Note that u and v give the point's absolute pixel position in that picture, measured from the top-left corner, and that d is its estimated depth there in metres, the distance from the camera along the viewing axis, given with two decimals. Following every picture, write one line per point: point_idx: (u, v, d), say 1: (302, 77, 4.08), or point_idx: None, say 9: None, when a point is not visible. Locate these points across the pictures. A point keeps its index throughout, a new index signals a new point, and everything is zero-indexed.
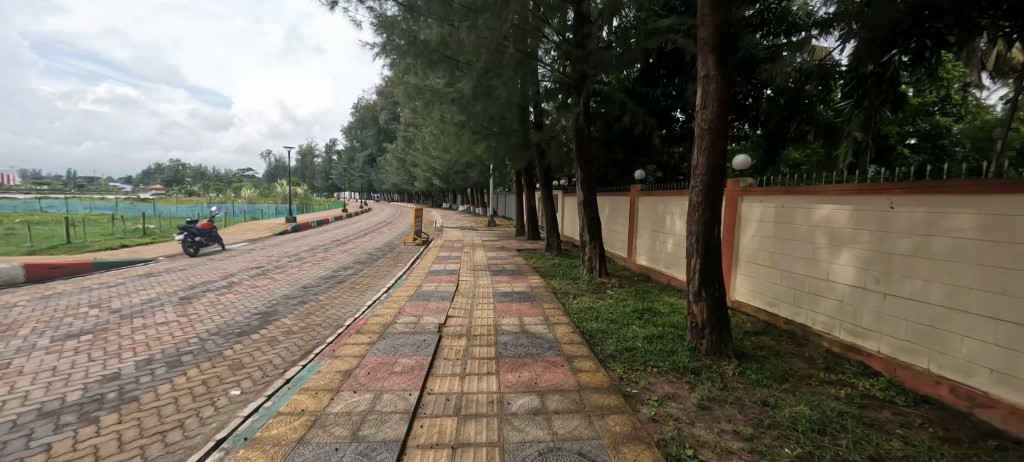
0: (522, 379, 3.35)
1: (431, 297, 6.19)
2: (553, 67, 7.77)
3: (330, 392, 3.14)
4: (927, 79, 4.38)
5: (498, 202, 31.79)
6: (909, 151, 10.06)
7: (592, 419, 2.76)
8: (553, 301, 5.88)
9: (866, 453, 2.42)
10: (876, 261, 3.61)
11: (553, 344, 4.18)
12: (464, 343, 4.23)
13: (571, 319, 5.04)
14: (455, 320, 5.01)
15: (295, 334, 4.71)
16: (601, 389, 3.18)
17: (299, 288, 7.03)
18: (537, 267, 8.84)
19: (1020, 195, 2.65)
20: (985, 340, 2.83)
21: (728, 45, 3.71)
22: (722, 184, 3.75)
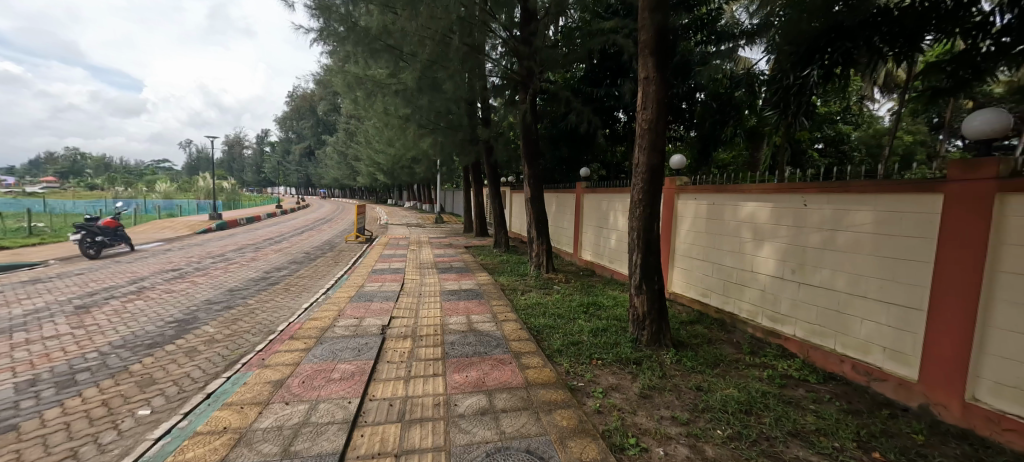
0: (469, 379, 3.36)
1: (374, 297, 6.04)
2: (499, 63, 7.81)
3: (258, 405, 2.98)
4: (836, 93, 4.83)
5: (444, 198, 31.44)
6: (818, 156, 11.11)
7: (540, 415, 2.83)
8: (500, 298, 5.93)
9: (786, 428, 2.67)
10: (792, 253, 3.98)
11: (502, 341, 4.22)
12: (409, 344, 4.16)
13: (519, 315, 5.12)
14: (399, 321, 4.91)
15: (218, 343, 4.41)
16: (548, 385, 3.26)
17: (224, 292, 6.57)
18: (485, 264, 8.86)
19: (908, 194, 3.03)
20: (880, 322, 3.21)
21: (666, 48, 3.90)
22: (661, 182, 3.95)
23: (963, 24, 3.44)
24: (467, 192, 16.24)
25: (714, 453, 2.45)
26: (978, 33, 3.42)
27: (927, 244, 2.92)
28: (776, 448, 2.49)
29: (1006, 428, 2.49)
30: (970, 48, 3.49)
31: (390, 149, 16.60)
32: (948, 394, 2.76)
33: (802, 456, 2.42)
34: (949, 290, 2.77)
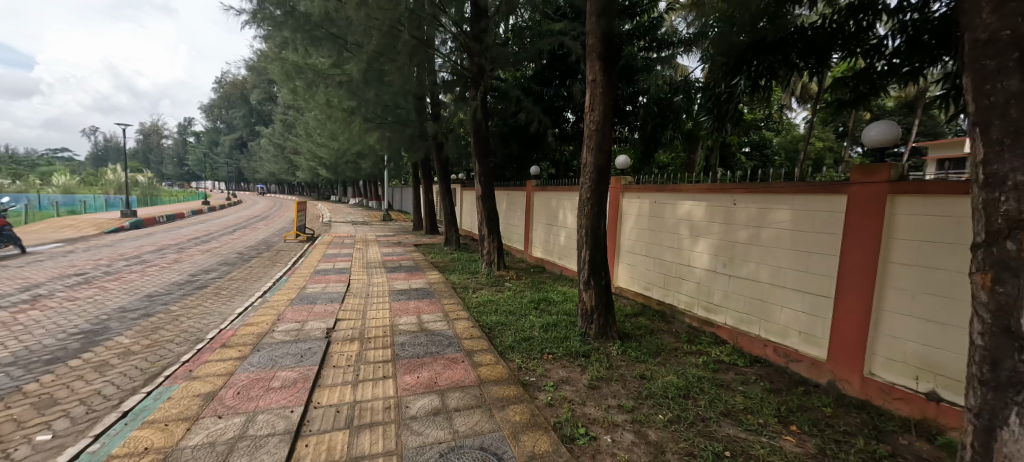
0: (421, 380, 3.38)
1: (317, 299, 5.85)
2: (449, 58, 7.78)
3: (185, 421, 2.83)
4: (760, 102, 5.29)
5: (393, 196, 30.75)
6: (745, 159, 12.02)
7: (493, 412, 2.91)
8: (451, 296, 5.95)
9: (719, 409, 2.92)
10: (723, 248, 4.32)
11: (453, 340, 4.26)
12: (356, 347, 4.09)
13: (471, 312, 5.18)
14: (345, 323, 4.81)
15: (136, 355, 4.11)
16: (500, 381, 3.34)
17: (143, 298, 6.09)
18: (436, 262, 8.82)
19: (819, 194, 3.41)
20: (796, 308, 3.59)
21: (612, 52, 4.09)
22: (607, 181, 4.16)
23: (864, 44, 3.93)
24: (415, 189, 15.99)
25: (656, 436, 2.64)
26: (875, 53, 3.90)
27: (835, 239, 3.30)
28: (710, 427, 2.72)
29: (895, 397, 2.89)
30: (868, 67, 3.97)
31: (334, 144, 15.98)
32: (851, 370, 3.15)
33: (732, 433, 2.67)
34: (852, 279, 3.16)
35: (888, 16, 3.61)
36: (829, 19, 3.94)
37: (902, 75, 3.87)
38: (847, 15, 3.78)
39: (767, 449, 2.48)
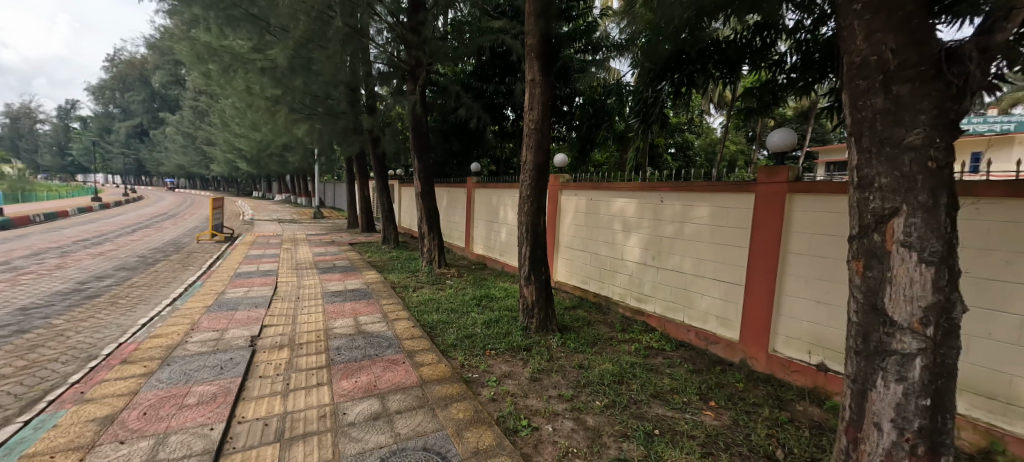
0: (359, 384, 3.33)
1: (239, 306, 5.48)
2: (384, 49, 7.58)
3: (79, 450, 2.55)
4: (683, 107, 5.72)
5: (324, 192, 29.34)
6: (671, 159, 12.89)
7: (436, 411, 2.95)
8: (391, 296, 5.86)
9: (649, 391, 3.16)
10: (652, 242, 4.65)
11: (393, 341, 4.22)
12: (285, 355, 3.93)
13: (412, 312, 5.14)
14: (272, 330, 4.59)
15: (9, 378, 3.61)
16: (444, 380, 3.38)
17: (17, 313, 5.33)
18: (373, 262, 8.59)
19: (733, 193, 3.79)
20: (715, 296, 3.97)
21: (550, 53, 4.22)
22: (546, 179, 4.31)
23: (768, 58, 4.38)
24: (350, 186, 15.40)
25: (594, 421, 2.81)
26: (777, 67, 4.36)
27: (746, 233, 3.70)
28: (641, 409, 2.94)
29: (794, 370, 3.32)
30: (771, 80, 4.47)
31: (258, 136, 14.92)
32: (759, 349, 3.57)
33: (661, 412, 2.91)
34: (760, 268, 3.57)
35: (788, 35, 4.06)
36: (739, 35, 4.34)
37: (797, 88, 4.31)
38: (755, 32, 4.20)
39: (690, 424, 2.74)
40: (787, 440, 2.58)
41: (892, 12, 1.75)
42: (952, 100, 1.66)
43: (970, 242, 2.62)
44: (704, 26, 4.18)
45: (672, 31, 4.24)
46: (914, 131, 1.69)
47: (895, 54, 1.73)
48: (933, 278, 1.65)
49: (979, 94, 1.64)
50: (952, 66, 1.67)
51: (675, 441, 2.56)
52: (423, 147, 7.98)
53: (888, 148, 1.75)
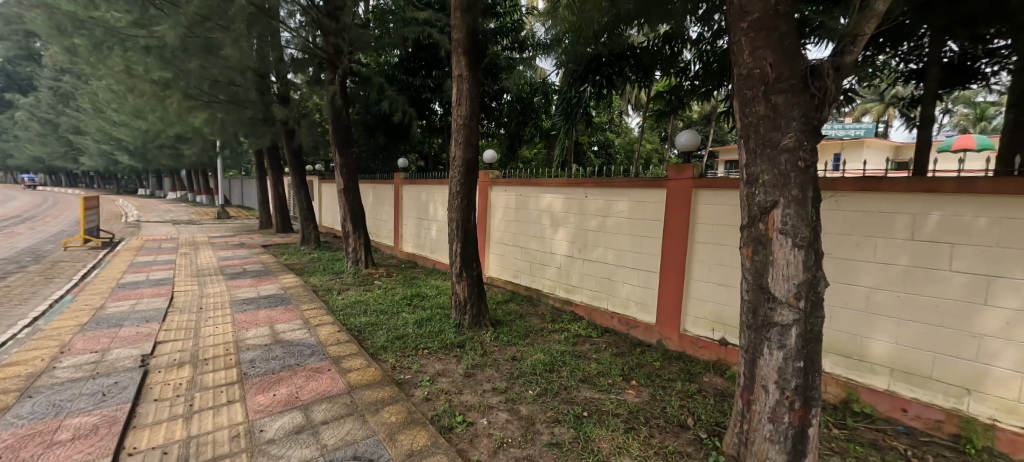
0: (278, 397, 3.15)
1: (124, 322, 4.85)
2: (298, 34, 7.10)
3: None
4: (605, 107, 6.05)
5: (231, 189, 26.89)
6: (594, 157, 13.66)
7: (366, 417, 2.89)
8: (312, 300, 5.61)
9: (578, 376, 3.36)
10: (577, 235, 4.92)
11: (316, 348, 4.05)
12: (187, 373, 3.57)
13: (336, 316, 4.95)
14: (171, 346, 4.14)
15: None
16: (374, 384, 3.33)
17: None
18: (290, 265, 8.08)
19: (648, 188, 4.14)
20: (635, 284, 4.31)
21: (477, 48, 4.27)
22: (475, 174, 4.37)
23: (675, 64, 4.78)
24: (261, 183, 14.26)
25: (527, 410, 2.93)
26: (683, 73, 4.81)
27: (660, 224, 4.05)
28: (571, 393, 3.11)
29: (702, 346, 3.72)
30: (679, 84, 4.93)
31: (145, 127, 13.19)
32: (672, 329, 3.95)
33: (589, 395, 3.10)
34: (673, 256, 3.94)
35: (692, 45, 4.46)
36: (651, 42, 4.67)
37: (700, 93, 4.90)
38: (664, 42, 4.50)
39: (614, 403, 2.95)
40: (697, 408, 2.89)
41: (769, 32, 2.02)
42: (814, 110, 1.98)
43: (832, 229, 3.11)
44: (621, 33, 4.47)
45: (591, 36, 4.45)
46: (788, 135, 1.98)
47: (772, 68, 2.01)
48: (803, 259, 1.97)
49: (835, 104, 1.98)
50: (814, 81, 1.99)
51: (601, 420, 2.74)
52: (346, 141, 7.61)
53: (769, 150, 2.03)
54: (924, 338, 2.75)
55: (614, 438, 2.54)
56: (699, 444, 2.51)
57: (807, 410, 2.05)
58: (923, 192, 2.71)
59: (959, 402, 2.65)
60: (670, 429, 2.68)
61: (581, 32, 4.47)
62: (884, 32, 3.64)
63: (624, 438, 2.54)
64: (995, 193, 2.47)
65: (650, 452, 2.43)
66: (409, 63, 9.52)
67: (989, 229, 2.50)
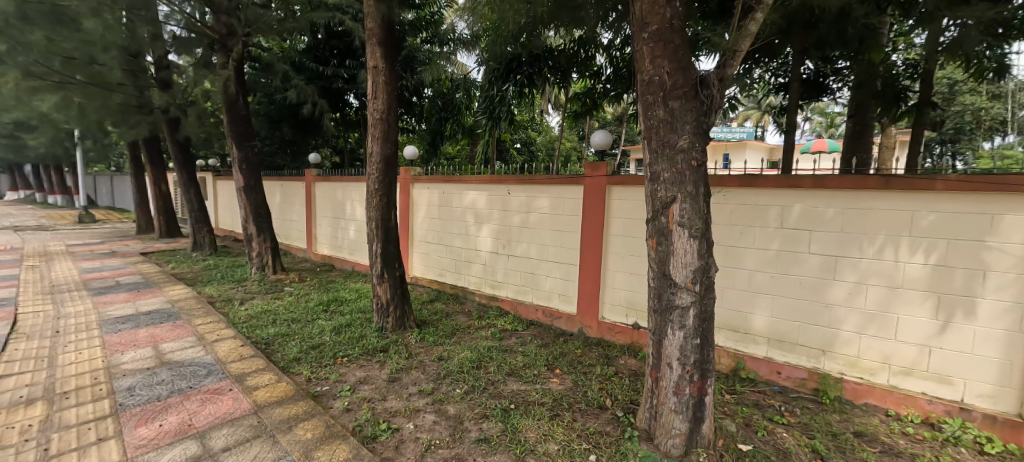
0: (166, 428, 2.69)
1: None
2: (179, 10, 6.30)
3: None
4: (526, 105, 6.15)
5: (99, 188, 23.25)
6: (516, 154, 13.96)
7: (277, 437, 2.61)
8: (208, 313, 5.06)
9: (505, 371, 3.45)
10: (501, 232, 5.03)
11: (214, 368, 3.57)
12: (41, 411, 2.91)
13: (238, 329, 4.48)
14: (15, 380, 3.38)
15: None
16: (285, 400, 3.03)
17: None
18: (180, 275, 7.20)
19: (566, 185, 4.36)
20: (557, 277, 4.52)
21: (392, 40, 4.12)
22: (394, 171, 4.22)
23: (590, 68, 5.04)
24: (139, 182, 12.45)
25: (455, 409, 2.91)
26: (596, 77, 5.10)
27: (578, 219, 4.29)
28: (498, 388, 3.18)
29: (617, 331, 4.03)
30: (593, 86, 5.21)
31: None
32: (591, 317, 4.23)
33: (516, 388, 3.20)
34: (590, 249, 4.19)
35: (604, 51, 4.66)
36: (567, 44, 4.82)
37: (611, 95, 5.24)
38: (579, 46, 4.69)
39: (540, 393, 3.08)
40: (614, 389, 3.12)
41: (666, 43, 2.21)
42: (703, 115, 2.23)
43: (720, 220, 3.54)
44: (538, 34, 4.52)
45: (509, 35, 4.49)
46: (683, 137, 2.20)
47: (668, 76, 2.20)
48: (697, 247, 2.21)
49: (720, 111, 2.23)
50: (703, 90, 2.23)
51: (527, 411, 2.84)
52: (246, 133, 6.84)
53: (668, 150, 2.23)
54: (792, 310, 3.26)
55: (540, 426, 2.66)
56: (616, 422, 2.71)
57: (704, 381, 2.33)
58: (787, 187, 3.20)
59: (817, 362, 3.18)
60: (590, 411, 2.86)
61: (500, 30, 4.48)
62: (759, 48, 4.16)
63: (549, 425, 2.67)
64: (839, 187, 2.99)
65: (573, 435, 2.58)
66: (318, 51, 8.86)
67: (836, 217, 3.02)
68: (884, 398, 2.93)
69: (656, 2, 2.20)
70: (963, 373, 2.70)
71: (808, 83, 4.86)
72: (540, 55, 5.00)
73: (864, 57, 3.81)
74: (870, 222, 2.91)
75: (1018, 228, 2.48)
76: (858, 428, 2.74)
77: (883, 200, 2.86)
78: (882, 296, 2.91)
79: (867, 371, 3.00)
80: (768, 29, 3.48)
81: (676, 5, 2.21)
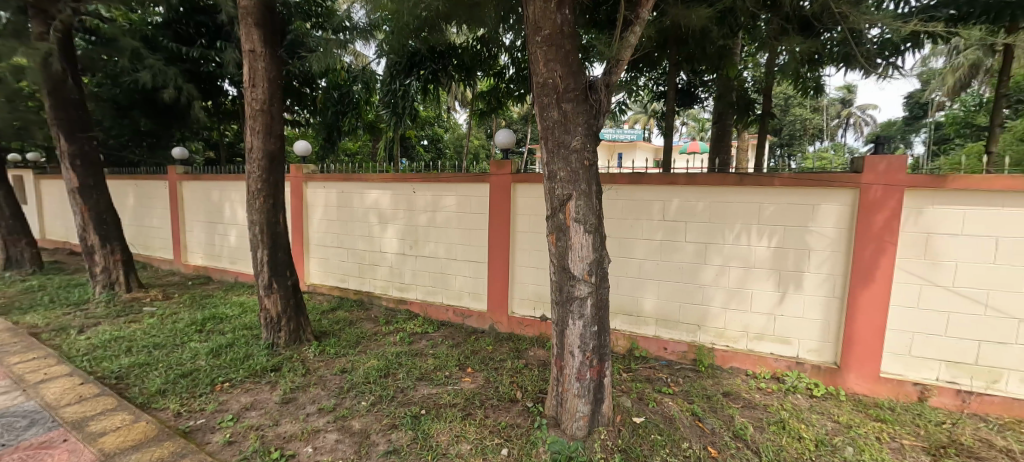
0: None
1: None
2: None
3: None
4: (431, 102, 5.98)
5: None
6: (423, 151, 13.70)
7: None
8: (31, 350, 3.89)
9: (415, 375, 3.38)
10: (408, 232, 4.89)
11: (41, 415, 2.83)
12: None
13: (77, 364, 3.58)
14: None
15: None
16: (144, 444, 2.52)
17: None
18: None
19: (473, 183, 4.39)
20: (468, 275, 4.55)
21: (273, 24, 3.71)
22: (280, 169, 3.82)
23: (494, 67, 5.12)
24: None
25: (360, 424, 2.76)
26: (499, 76, 5.18)
27: (485, 217, 4.35)
28: (408, 395, 3.10)
29: (526, 324, 4.20)
30: (498, 85, 5.26)
31: None
32: (501, 313, 4.33)
33: (427, 392, 3.15)
34: (498, 246, 4.28)
35: (506, 51, 4.72)
36: (470, 42, 4.78)
37: (515, 96, 5.33)
38: (481, 45, 4.72)
39: (451, 394, 3.07)
40: (524, 381, 3.23)
41: (557, 48, 2.30)
42: (593, 118, 2.38)
43: (613, 214, 3.82)
44: (441, 30, 4.41)
45: (410, 29, 4.29)
46: (576, 138, 2.32)
47: (561, 80, 2.30)
48: (591, 241, 2.36)
49: (607, 114, 2.40)
50: (592, 94, 2.38)
51: (438, 415, 2.82)
52: (78, 122, 5.41)
53: (562, 150, 2.33)
54: (674, 292, 3.68)
55: (451, 428, 2.66)
56: (526, 413, 2.81)
57: (602, 365, 2.50)
58: (667, 184, 3.59)
59: (695, 336, 3.64)
60: (501, 406, 2.93)
61: (400, 23, 4.22)
62: (641, 58, 4.57)
63: (461, 426, 2.68)
64: (707, 184, 3.45)
65: (486, 432, 2.62)
66: (179, 25, 6.88)
67: (705, 209, 3.48)
68: (745, 361, 3.44)
69: (547, 8, 2.28)
70: (798, 334, 3.33)
71: (682, 92, 5.43)
72: (443, 52, 4.89)
73: (721, 72, 4.40)
74: (730, 213, 3.41)
75: (830, 215, 3.13)
76: (726, 388, 3.17)
77: (739, 194, 3.37)
78: (740, 275, 3.45)
79: (732, 339, 3.52)
80: (645, 43, 3.83)
81: (565, 13, 2.32)
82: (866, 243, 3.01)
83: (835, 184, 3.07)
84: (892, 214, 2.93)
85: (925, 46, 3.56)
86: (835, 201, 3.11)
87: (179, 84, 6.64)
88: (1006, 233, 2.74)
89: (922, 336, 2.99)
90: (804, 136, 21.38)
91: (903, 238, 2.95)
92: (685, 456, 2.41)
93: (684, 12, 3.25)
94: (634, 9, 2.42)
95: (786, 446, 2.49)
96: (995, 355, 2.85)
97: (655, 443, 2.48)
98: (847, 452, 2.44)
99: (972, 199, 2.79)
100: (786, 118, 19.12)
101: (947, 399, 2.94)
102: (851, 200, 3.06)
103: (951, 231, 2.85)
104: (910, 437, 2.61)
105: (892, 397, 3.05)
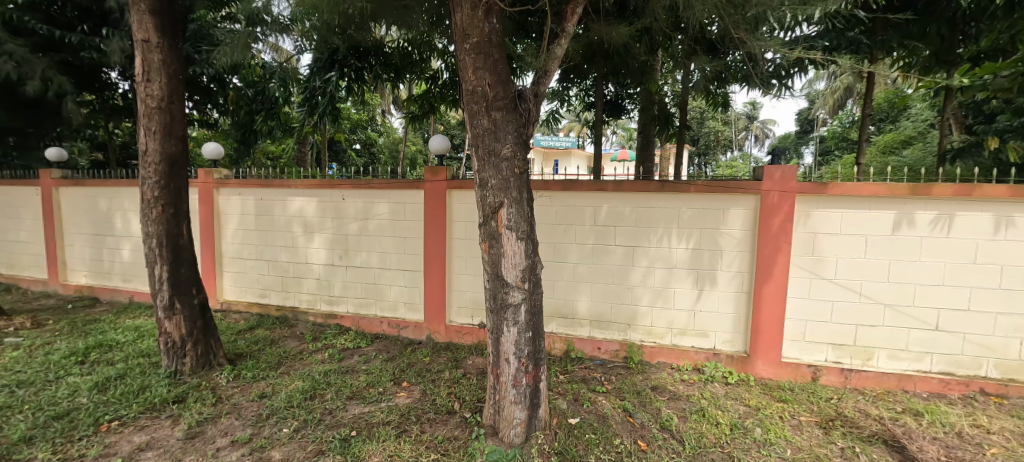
0: None
1: None
2: None
3: None
4: (361, 103, 5.70)
5: None
6: (355, 155, 13.47)
7: None
8: None
9: (345, 395, 3.19)
10: (336, 242, 4.64)
11: None
12: None
13: None
14: None
15: None
16: None
17: None
18: None
19: (407, 190, 4.27)
20: (402, 285, 4.42)
21: (171, 12, 3.33)
22: (181, 173, 3.42)
23: (426, 70, 5.02)
24: None
25: (281, 454, 2.55)
26: (433, 80, 5.11)
27: (420, 225, 4.26)
28: (337, 416, 2.92)
29: (464, 332, 4.18)
30: (431, 90, 5.17)
31: None
32: (439, 322, 4.27)
33: (358, 411, 2.99)
34: (433, 253, 4.21)
35: (438, 55, 4.68)
36: (400, 44, 4.67)
37: (448, 101, 5.28)
38: (412, 47, 4.63)
39: (385, 411, 2.94)
40: (461, 392, 3.18)
41: (485, 56, 2.30)
42: (522, 126, 2.40)
43: (546, 220, 3.91)
44: (368, 29, 4.22)
45: (333, 25, 4.04)
46: (506, 146, 2.32)
47: (490, 88, 2.29)
48: (524, 248, 2.36)
49: (536, 122, 2.44)
50: (520, 103, 2.41)
51: (370, 435, 2.69)
52: None
53: (494, 158, 2.32)
54: (605, 294, 3.84)
55: (384, 448, 2.54)
56: (464, 424, 2.77)
57: (537, 370, 2.53)
58: (596, 191, 3.75)
59: (625, 334, 3.82)
60: (439, 419, 2.86)
61: (322, 22, 3.96)
62: (570, 69, 4.77)
63: (395, 445, 2.57)
64: (632, 190, 3.66)
65: (422, 448, 2.54)
66: (50, 7, 5.90)
67: (631, 215, 3.68)
68: (670, 355, 3.68)
69: (475, 15, 2.27)
70: (713, 326, 3.61)
71: (610, 103, 5.70)
72: (372, 51, 4.71)
73: (644, 87, 4.69)
74: (654, 217, 3.63)
75: (737, 219, 3.44)
76: (653, 383, 3.35)
77: (661, 200, 3.60)
78: (664, 276, 3.68)
79: (658, 336, 3.74)
80: (571, 55, 3.98)
81: (492, 22, 2.33)
82: (767, 243, 3.34)
83: (740, 190, 3.39)
84: (786, 217, 3.28)
85: (809, 70, 4.08)
86: (740, 205, 3.42)
87: (49, 76, 5.69)
88: (872, 232, 3.18)
89: (814, 323, 3.38)
90: (717, 146, 23.43)
91: (795, 238, 3.32)
92: (617, 452, 2.51)
93: (606, 28, 3.43)
94: (560, 23, 2.50)
95: (705, 432, 2.68)
96: (869, 337, 3.30)
97: (589, 442, 2.56)
98: (755, 433, 2.68)
99: (847, 203, 3.21)
100: (701, 128, 20.85)
101: (834, 377, 3.34)
102: (754, 204, 3.39)
103: (832, 231, 3.26)
104: (806, 414, 2.93)
105: (792, 379, 3.41)
